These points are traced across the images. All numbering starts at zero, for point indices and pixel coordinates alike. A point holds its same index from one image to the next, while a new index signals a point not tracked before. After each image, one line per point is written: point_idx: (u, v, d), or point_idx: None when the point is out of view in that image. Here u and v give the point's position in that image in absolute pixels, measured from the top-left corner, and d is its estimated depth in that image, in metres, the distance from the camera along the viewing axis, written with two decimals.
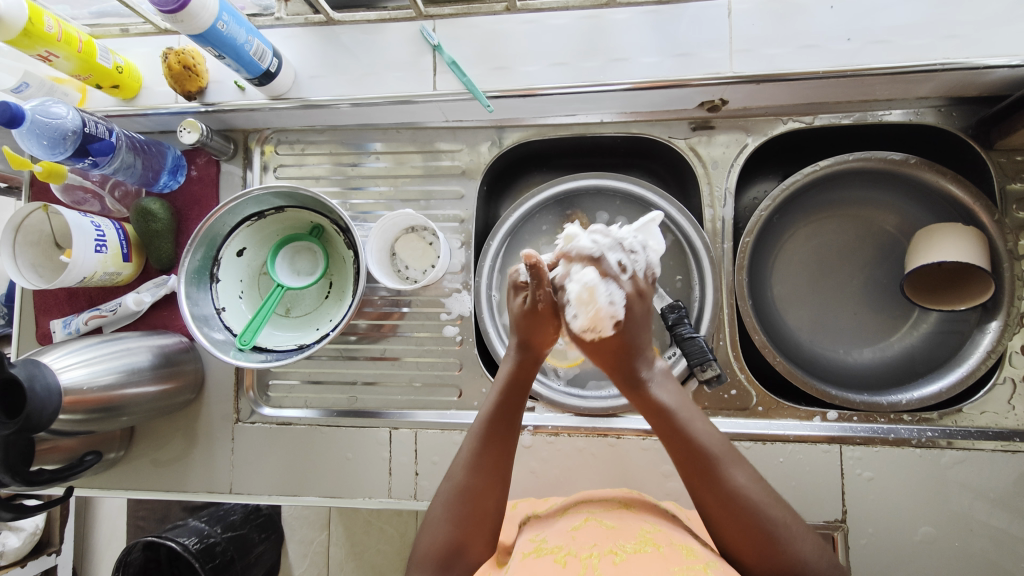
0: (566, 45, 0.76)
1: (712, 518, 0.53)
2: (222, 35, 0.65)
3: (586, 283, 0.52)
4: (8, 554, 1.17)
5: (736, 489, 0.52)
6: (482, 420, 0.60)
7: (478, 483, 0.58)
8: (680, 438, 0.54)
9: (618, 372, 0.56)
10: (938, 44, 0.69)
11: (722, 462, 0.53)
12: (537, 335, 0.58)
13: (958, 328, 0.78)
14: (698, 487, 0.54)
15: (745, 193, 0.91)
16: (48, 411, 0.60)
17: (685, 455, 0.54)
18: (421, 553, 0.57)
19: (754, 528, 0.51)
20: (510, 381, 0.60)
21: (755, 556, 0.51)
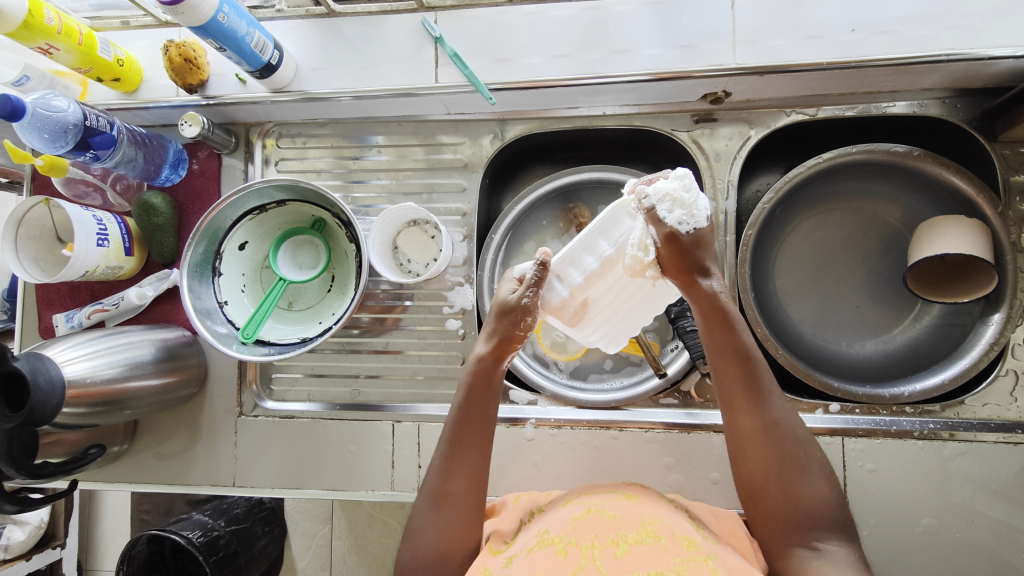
0: (568, 37, 0.76)
1: (742, 438, 0.59)
2: (223, 26, 0.65)
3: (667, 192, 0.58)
4: (14, 547, 1.17)
5: (775, 419, 0.58)
6: (450, 426, 0.61)
7: (451, 489, 0.59)
8: (739, 358, 0.59)
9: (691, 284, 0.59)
10: (942, 35, 0.69)
11: (771, 392, 0.59)
12: (504, 330, 0.61)
13: (960, 321, 0.78)
14: (740, 409, 0.59)
15: (747, 185, 0.91)
16: (51, 404, 0.60)
17: (737, 375, 0.59)
18: (406, 563, 0.58)
19: (785, 456, 0.57)
20: (476, 384, 0.62)
21: (778, 486, 0.57)
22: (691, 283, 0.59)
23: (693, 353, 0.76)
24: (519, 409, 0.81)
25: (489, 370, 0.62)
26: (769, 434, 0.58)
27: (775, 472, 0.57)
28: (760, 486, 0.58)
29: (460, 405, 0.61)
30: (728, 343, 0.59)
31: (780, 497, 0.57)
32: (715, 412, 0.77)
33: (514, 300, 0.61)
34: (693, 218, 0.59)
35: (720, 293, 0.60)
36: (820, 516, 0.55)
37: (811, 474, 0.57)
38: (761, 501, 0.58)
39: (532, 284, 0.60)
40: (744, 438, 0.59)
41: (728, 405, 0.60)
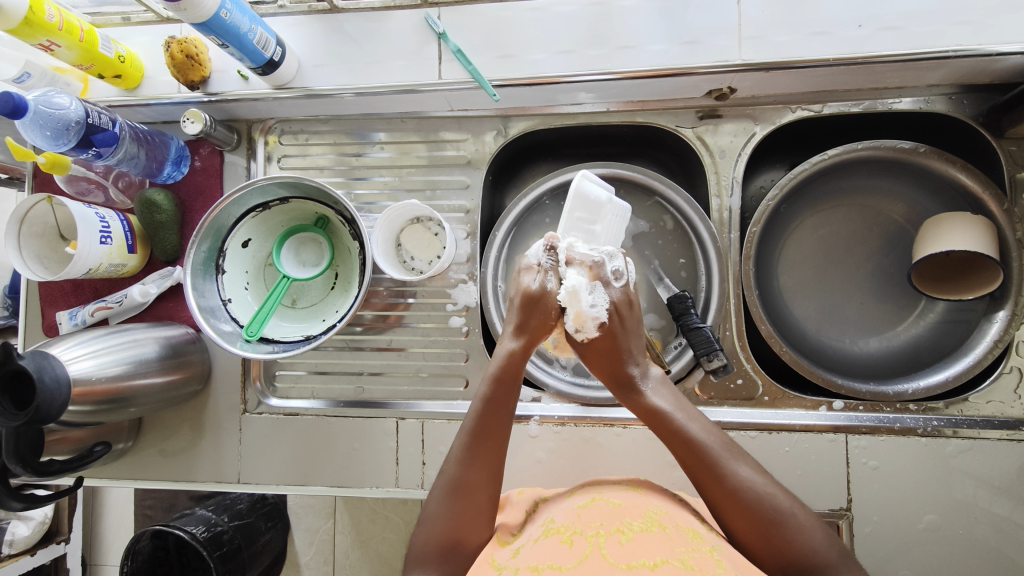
0: (573, 33, 0.75)
1: (719, 512, 0.55)
2: (225, 23, 0.65)
3: (571, 287, 0.61)
4: (18, 542, 1.18)
5: (739, 481, 0.54)
6: (473, 416, 0.61)
7: (471, 477, 0.58)
8: (679, 437, 0.58)
9: (616, 383, 0.63)
10: (949, 31, 0.68)
11: (722, 458, 0.56)
12: (537, 320, 0.63)
13: (966, 318, 0.78)
14: (702, 486, 0.56)
15: (751, 182, 0.90)
16: (57, 402, 0.60)
17: (687, 455, 0.57)
18: (418, 551, 0.56)
19: (761, 519, 0.52)
20: (502, 374, 0.62)
21: (767, 551, 0.52)
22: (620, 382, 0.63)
23: (698, 350, 0.75)
24: (522, 406, 0.81)
25: (516, 363, 0.63)
26: (737, 500, 0.53)
27: (759, 540, 0.52)
28: (759, 555, 0.52)
29: (486, 396, 0.61)
30: (664, 429, 0.59)
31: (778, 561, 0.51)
32: (719, 410, 0.77)
33: (537, 289, 0.63)
34: (585, 329, 0.61)
35: (650, 393, 0.62)
36: (819, 563, 0.50)
37: (795, 527, 0.52)
38: (765, 572, 0.52)
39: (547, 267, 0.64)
40: (720, 510, 0.55)
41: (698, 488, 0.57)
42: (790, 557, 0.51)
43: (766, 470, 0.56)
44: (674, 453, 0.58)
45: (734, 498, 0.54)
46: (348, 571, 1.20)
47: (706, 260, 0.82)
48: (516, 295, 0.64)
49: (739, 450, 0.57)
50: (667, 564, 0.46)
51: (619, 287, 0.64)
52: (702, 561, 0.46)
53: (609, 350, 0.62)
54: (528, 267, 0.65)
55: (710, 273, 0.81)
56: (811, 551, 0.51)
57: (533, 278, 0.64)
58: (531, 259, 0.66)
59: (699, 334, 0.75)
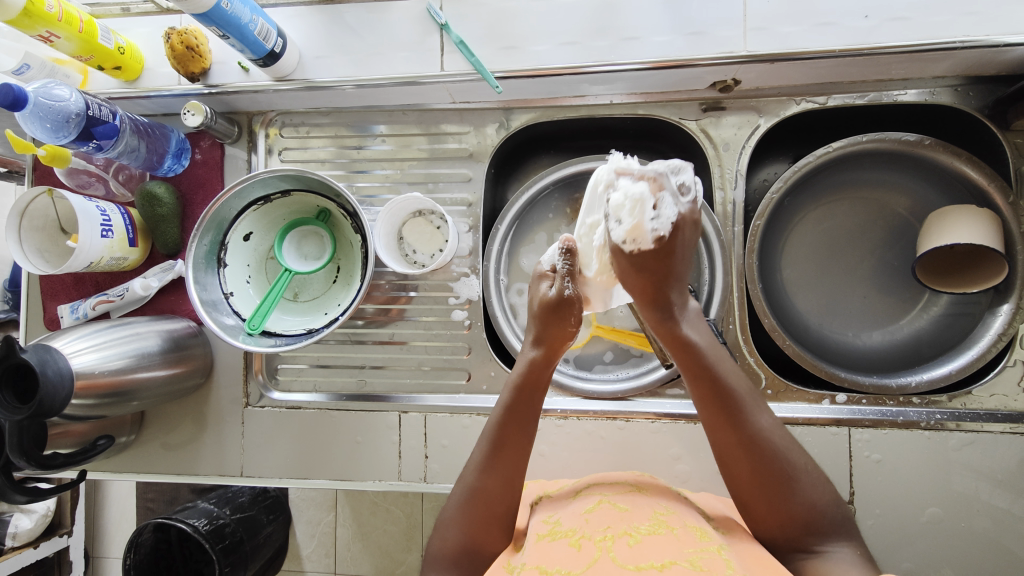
0: (577, 24, 0.74)
1: (726, 456, 0.55)
2: (226, 14, 0.64)
3: (635, 195, 0.52)
4: (21, 535, 1.18)
5: (758, 429, 0.54)
6: (493, 426, 0.60)
7: (489, 486, 0.58)
8: (706, 375, 0.55)
9: (652, 304, 0.55)
10: (958, 21, 0.68)
11: (747, 405, 0.55)
12: (555, 329, 0.60)
13: (970, 311, 0.78)
14: (719, 425, 0.55)
15: (755, 175, 0.90)
16: (60, 396, 0.60)
17: (711, 394, 0.55)
18: (436, 554, 0.57)
19: (773, 472, 0.53)
20: (522, 383, 0.61)
21: (768, 501, 0.53)
22: (654, 305, 0.56)
23: None
24: None
25: (540, 371, 0.60)
26: (751, 450, 0.54)
27: (761, 488, 0.53)
28: (749, 498, 0.54)
29: (507, 405, 0.60)
30: (695, 363, 0.56)
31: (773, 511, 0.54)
32: None
33: (554, 296, 0.59)
34: (638, 240, 0.52)
35: (683, 322, 0.56)
36: (817, 521, 0.53)
37: (802, 486, 0.54)
38: (759, 520, 0.55)
39: (566, 273, 0.59)
40: (727, 454, 0.55)
41: (708, 422, 0.56)
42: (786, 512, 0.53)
43: (782, 424, 0.56)
44: (695, 386, 0.56)
45: (749, 448, 0.54)
46: (350, 563, 1.21)
47: (708, 250, 0.80)
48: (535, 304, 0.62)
49: (761, 399, 0.57)
50: (676, 566, 0.46)
51: (686, 203, 0.53)
52: (711, 562, 0.47)
53: (660, 275, 0.54)
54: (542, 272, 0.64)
55: (712, 264, 0.79)
56: (810, 508, 0.53)
57: (548, 286, 0.61)
58: (546, 266, 0.64)
59: None
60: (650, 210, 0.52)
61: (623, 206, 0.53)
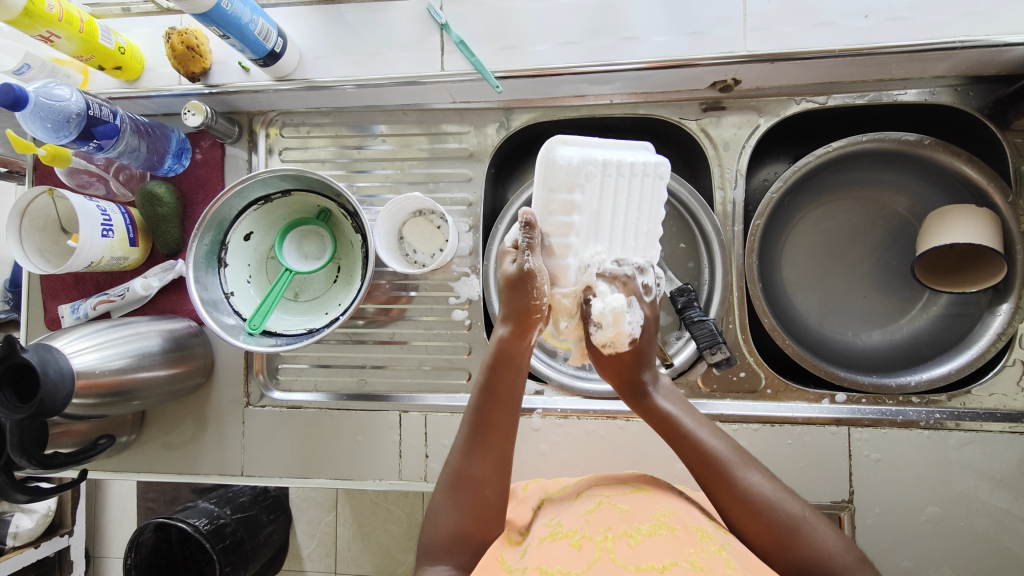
0: (577, 24, 0.75)
1: (732, 519, 0.55)
2: (226, 14, 0.64)
3: (614, 307, 0.55)
4: (22, 535, 1.18)
5: (749, 486, 0.54)
6: (473, 407, 0.59)
7: (474, 469, 0.57)
8: (690, 445, 0.57)
9: (626, 388, 0.60)
10: (957, 21, 0.68)
11: (735, 467, 0.55)
12: (522, 303, 0.56)
13: (969, 311, 0.78)
14: (714, 490, 0.55)
15: (755, 174, 0.90)
16: (61, 395, 0.60)
17: (697, 460, 0.56)
18: (429, 541, 0.58)
19: (773, 525, 0.52)
20: (498, 361, 0.58)
21: (782, 559, 0.52)
22: (631, 392, 0.60)
23: (702, 343, 0.75)
24: (525, 399, 0.81)
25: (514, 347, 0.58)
26: (749, 509, 0.53)
27: (771, 547, 0.52)
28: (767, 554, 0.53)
29: (485, 384, 0.59)
30: (674, 432, 0.58)
31: (788, 562, 0.52)
32: (722, 402, 0.77)
33: (515, 271, 0.56)
34: (615, 343, 0.56)
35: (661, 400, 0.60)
36: (834, 568, 0.50)
37: (808, 536, 0.52)
38: None
39: (526, 246, 0.56)
40: (733, 515, 0.54)
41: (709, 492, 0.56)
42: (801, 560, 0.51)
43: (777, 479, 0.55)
44: (685, 457, 0.57)
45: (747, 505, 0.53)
46: (350, 562, 1.21)
47: (708, 251, 0.82)
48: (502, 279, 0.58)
49: (750, 460, 0.57)
50: (677, 566, 0.46)
51: (649, 301, 0.58)
52: (712, 562, 0.47)
53: (631, 362, 0.57)
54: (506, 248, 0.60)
55: (711, 261, 0.81)
56: (824, 556, 0.51)
57: (511, 260, 0.58)
58: (510, 242, 0.60)
59: (702, 327, 0.75)
60: (629, 315, 0.55)
61: (603, 315, 0.55)
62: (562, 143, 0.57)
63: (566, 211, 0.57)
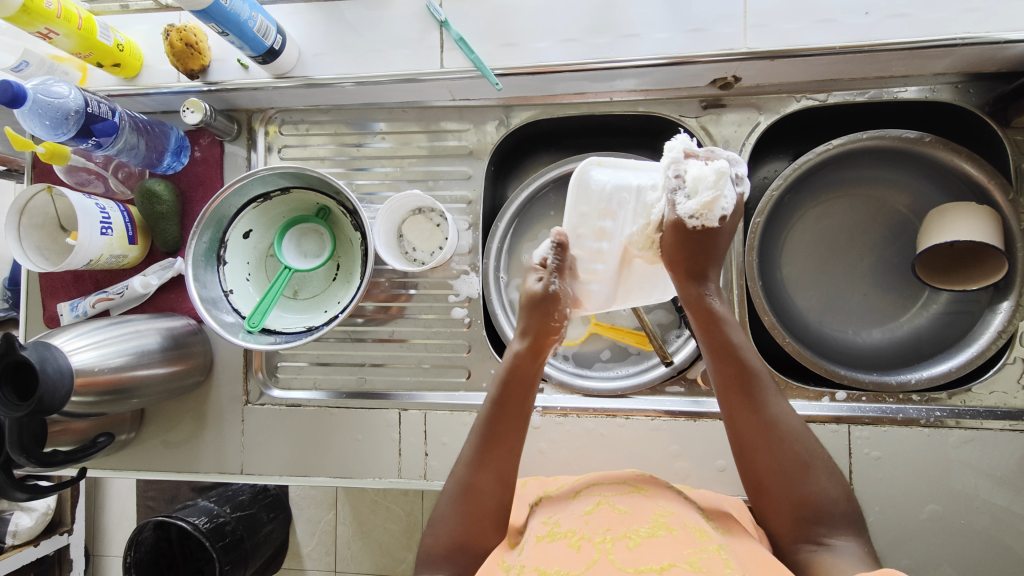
0: (577, 21, 0.74)
1: (744, 441, 0.57)
2: (225, 10, 0.64)
3: (718, 169, 0.54)
4: (21, 533, 1.18)
5: (773, 415, 0.56)
6: (484, 419, 0.61)
7: (480, 480, 0.58)
8: (732, 356, 0.58)
9: (688, 279, 0.59)
10: (958, 18, 0.68)
11: (768, 392, 0.57)
12: (539, 322, 0.61)
13: (970, 309, 0.78)
14: (736, 408, 0.57)
15: (755, 172, 0.90)
16: (60, 393, 0.60)
17: (733, 374, 0.57)
18: (429, 550, 0.57)
19: (788, 455, 0.55)
20: (511, 376, 0.62)
21: (779, 491, 0.55)
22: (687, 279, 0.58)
23: None
24: None
25: (529, 363, 0.62)
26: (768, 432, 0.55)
27: (775, 474, 0.55)
28: (761, 478, 0.56)
29: (497, 399, 0.61)
30: (719, 339, 0.58)
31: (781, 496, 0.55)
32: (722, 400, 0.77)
33: (541, 291, 0.61)
34: (706, 215, 0.55)
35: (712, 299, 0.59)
36: (829, 512, 0.53)
37: (816, 476, 0.54)
38: (769, 510, 0.56)
39: (556, 267, 0.61)
40: (746, 434, 0.56)
41: (727, 408, 0.58)
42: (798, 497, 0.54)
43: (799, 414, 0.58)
44: (718, 367, 0.58)
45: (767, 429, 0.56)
46: (350, 561, 1.21)
47: (708, 256, 0.81)
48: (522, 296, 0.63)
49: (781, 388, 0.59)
50: (676, 568, 0.46)
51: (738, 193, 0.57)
52: (711, 562, 0.47)
53: (706, 252, 0.57)
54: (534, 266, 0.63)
55: (712, 268, 0.80)
56: (821, 499, 0.54)
57: (536, 278, 0.62)
58: (538, 259, 0.63)
59: None
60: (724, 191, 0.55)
61: (701, 179, 0.54)
62: (596, 165, 0.59)
63: (596, 236, 0.61)
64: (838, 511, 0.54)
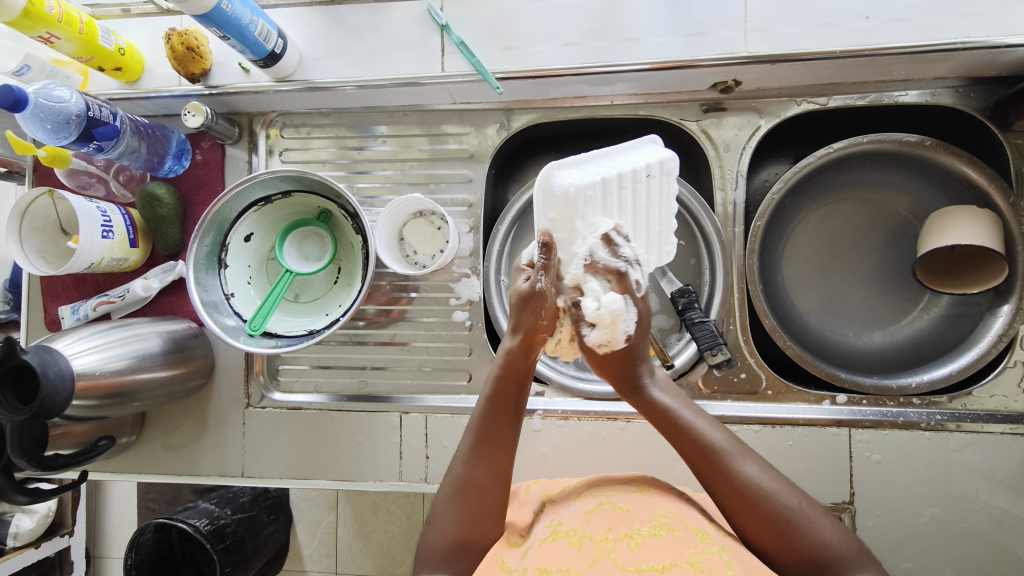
0: (578, 25, 0.74)
1: (732, 513, 0.53)
2: (227, 14, 0.64)
3: (611, 307, 0.51)
4: (23, 535, 1.18)
5: (746, 478, 0.52)
6: (479, 415, 0.60)
7: (481, 476, 0.58)
8: (686, 437, 0.55)
9: (622, 383, 0.57)
10: (958, 22, 0.68)
11: (733, 458, 0.53)
12: (530, 320, 0.54)
13: (970, 312, 0.78)
14: (711, 484, 0.54)
15: (756, 175, 0.90)
16: (61, 397, 0.60)
17: (692, 453, 0.55)
18: (429, 549, 0.57)
19: (772, 519, 0.50)
20: (503, 373, 0.59)
21: (781, 556, 0.50)
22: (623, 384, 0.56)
23: (701, 345, 0.75)
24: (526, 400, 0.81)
25: (520, 362, 0.57)
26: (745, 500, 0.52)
27: (770, 540, 0.51)
28: (762, 545, 0.52)
29: (492, 394, 0.59)
30: (669, 426, 0.56)
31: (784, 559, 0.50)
32: (723, 404, 0.77)
33: (529, 288, 0.54)
34: (612, 342, 0.52)
35: (655, 393, 0.57)
36: (835, 561, 0.49)
37: (809, 528, 0.50)
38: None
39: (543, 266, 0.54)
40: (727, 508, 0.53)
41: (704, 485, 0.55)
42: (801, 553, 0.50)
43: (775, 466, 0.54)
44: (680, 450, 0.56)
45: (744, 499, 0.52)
46: (351, 563, 1.21)
47: (710, 255, 0.82)
48: (513, 295, 0.56)
49: (747, 448, 0.55)
50: (677, 568, 0.46)
51: (642, 299, 0.53)
52: (712, 563, 0.47)
53: (628, 362, 0.54)
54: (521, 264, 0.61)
55: (712, 266, 0.81)
56: (821, 548, 0.50)
57: (524, 278, 0.56)
58: (525, 262, 0.61)
59: (703, 328, 0.76)
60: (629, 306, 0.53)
61: (602, 313, 0.50)
62: (558, 168, 0.62)
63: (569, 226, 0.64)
64: (847, 553, 0.50)
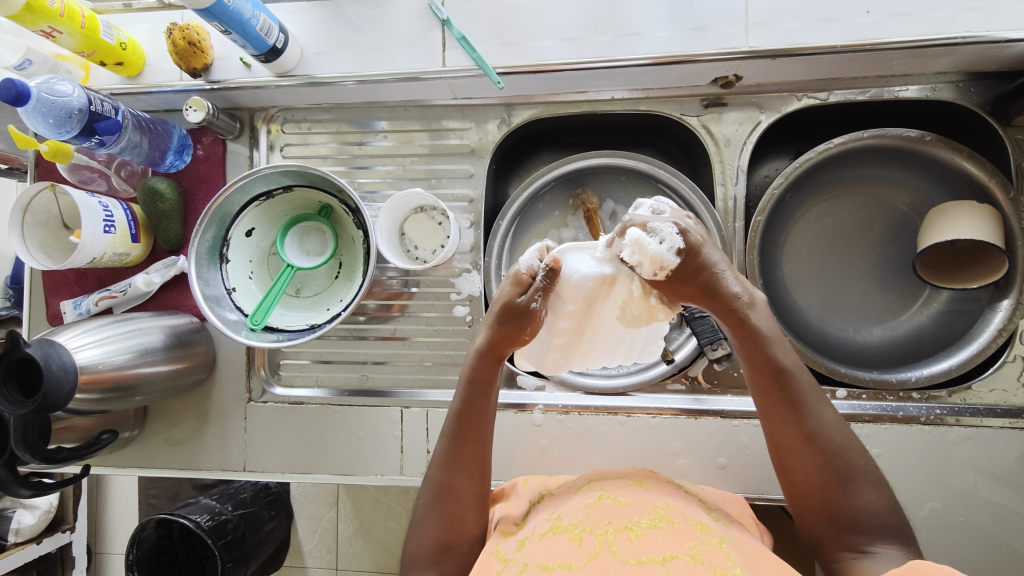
0: (578, 19, 0.75)
1: (784, 452, 0.58)
2: (228, 9, 0.64)
3: (632, 238, 0.53)
4: (24, 530, 1.20)
5: (817, 425, 0.57)
6: (452, 419, 0.63)
7: (457, 479, 0.61)
8: (770, 369, 0.58)
9: (712, 299, 0.57)
10: (959, 16, 0.68)
11: (810, 397, 0.58)
12: (511, 331, 0.58)
13: (969, 307, 0.78)
14: (780, 419, 0.58)
15: (756, 171, 0.90)
16: (64, 390, 0.60)
17: (773, 386, 0.58)
18: (413, 554, 0.59)
19: (830, 468, 0.56)
20: (474, 381, 0.62)
21: (817, 499, 0.57)
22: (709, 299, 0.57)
23: (702, 339, 0.77)
24: (526, 394, 0.81)
25: (492, 365, 0.61)
26: (811, 440, 0.57)
27: (816, 486, 0.56)
28: (801, 489, 0.58)
29: (464, 399, 0.62)
30: (759, 354, 0.58)
31: (814, 502, 0.57)
32: (721, 398, 0.78)
33: (522, 306, 0.56)
34: (664, 266, 0.53)
35: (745, 307, 0.57)
36: (849, 528, 0.55)
37: (861, 486, 0.56)
38: (806, 514, 0.58)
39: (543, 289, 0.56)
40: (785, 443, 0.58)
41: (767, 416, 0.59)
42: (833, 507, 0.56)
43: (839, 414, 0.59)
44: (755, 376, 0.59)
45: (809, 438, 0.57)
46: (351, 559, 1.21)
47: (709, 248, 0.81)
48: (499, 304, 0.58)
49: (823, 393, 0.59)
50: (677, 560, 0.47)
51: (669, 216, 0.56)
52: (712, 554, 0.48)
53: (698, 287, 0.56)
54: (519, 275, 0.57)
55: None
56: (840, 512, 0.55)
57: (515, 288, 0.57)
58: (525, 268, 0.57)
59: (703, 323, 0.77)
60: (654, 239, 0.53)
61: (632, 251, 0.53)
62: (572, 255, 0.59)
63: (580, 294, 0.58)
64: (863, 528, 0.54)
